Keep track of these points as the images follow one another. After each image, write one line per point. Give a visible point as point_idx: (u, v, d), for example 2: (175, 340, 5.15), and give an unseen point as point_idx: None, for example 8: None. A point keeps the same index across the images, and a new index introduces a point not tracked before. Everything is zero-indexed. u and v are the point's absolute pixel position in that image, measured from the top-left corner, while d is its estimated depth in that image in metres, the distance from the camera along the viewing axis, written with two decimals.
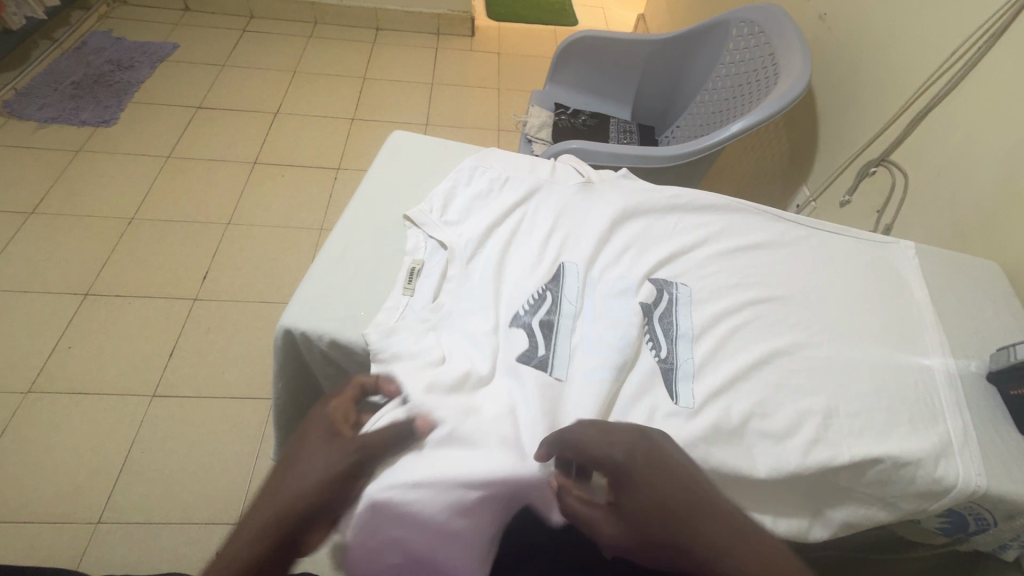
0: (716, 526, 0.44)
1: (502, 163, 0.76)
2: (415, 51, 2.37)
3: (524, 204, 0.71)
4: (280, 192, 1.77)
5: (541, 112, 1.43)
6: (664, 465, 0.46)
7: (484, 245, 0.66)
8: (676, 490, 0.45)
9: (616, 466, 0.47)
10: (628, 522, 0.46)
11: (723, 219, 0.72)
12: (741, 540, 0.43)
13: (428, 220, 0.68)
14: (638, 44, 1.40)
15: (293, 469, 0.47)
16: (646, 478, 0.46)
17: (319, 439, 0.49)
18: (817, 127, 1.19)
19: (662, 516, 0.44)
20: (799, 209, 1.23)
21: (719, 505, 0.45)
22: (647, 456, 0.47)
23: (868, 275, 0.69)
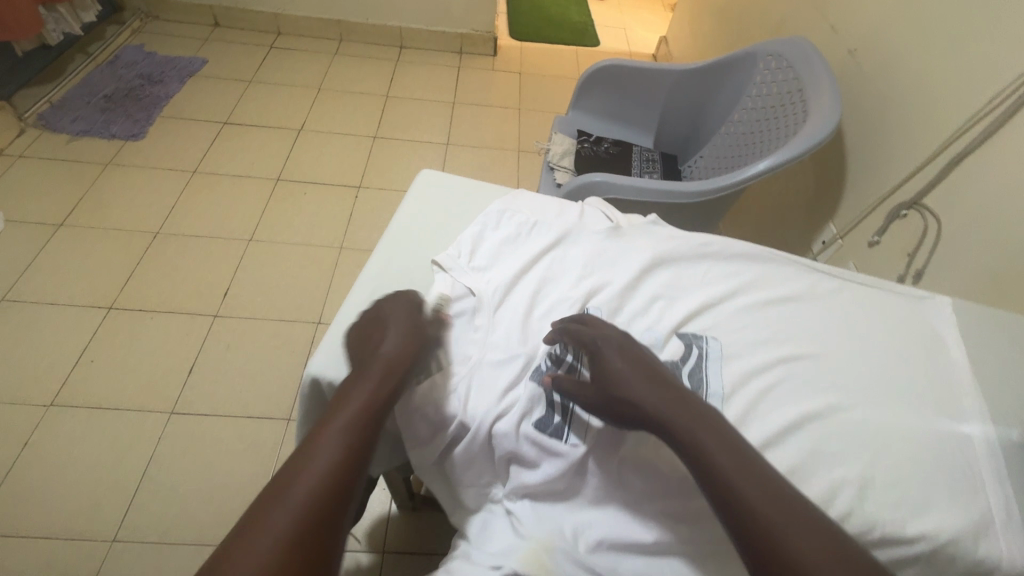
0: (667, 394, 0.52)
1: (530, 206, 0.76)
2: (438, 70, 2.39)
3: (552, 250, 0.70)
4: (302, 209, 1.78)
5: (564, 139, 1.44)
6: (633, 352, 0.56)
7: (512, 293, 0.66)
8: (640, 367, 0.55)
9: (600, 344, 0.57)
10: (601, 385, 0.55)
11: (754, 269, 0.71)
12: (687, 408, 0.51)
13: (456, 265, 0.68)
14: (662, 74, 1.40)
15: (357, 376, 0.54)
16: (614, 355, 0.56)
17: (373, 347, 0.57)
18: (844, 163, 1.18)
19: (627, 383, 0.54)
20: (824, 245, 1.21)
21: (676, 385, 0.54)
22: (622, 346, 0.57)
23: (902, 330, 0.67)
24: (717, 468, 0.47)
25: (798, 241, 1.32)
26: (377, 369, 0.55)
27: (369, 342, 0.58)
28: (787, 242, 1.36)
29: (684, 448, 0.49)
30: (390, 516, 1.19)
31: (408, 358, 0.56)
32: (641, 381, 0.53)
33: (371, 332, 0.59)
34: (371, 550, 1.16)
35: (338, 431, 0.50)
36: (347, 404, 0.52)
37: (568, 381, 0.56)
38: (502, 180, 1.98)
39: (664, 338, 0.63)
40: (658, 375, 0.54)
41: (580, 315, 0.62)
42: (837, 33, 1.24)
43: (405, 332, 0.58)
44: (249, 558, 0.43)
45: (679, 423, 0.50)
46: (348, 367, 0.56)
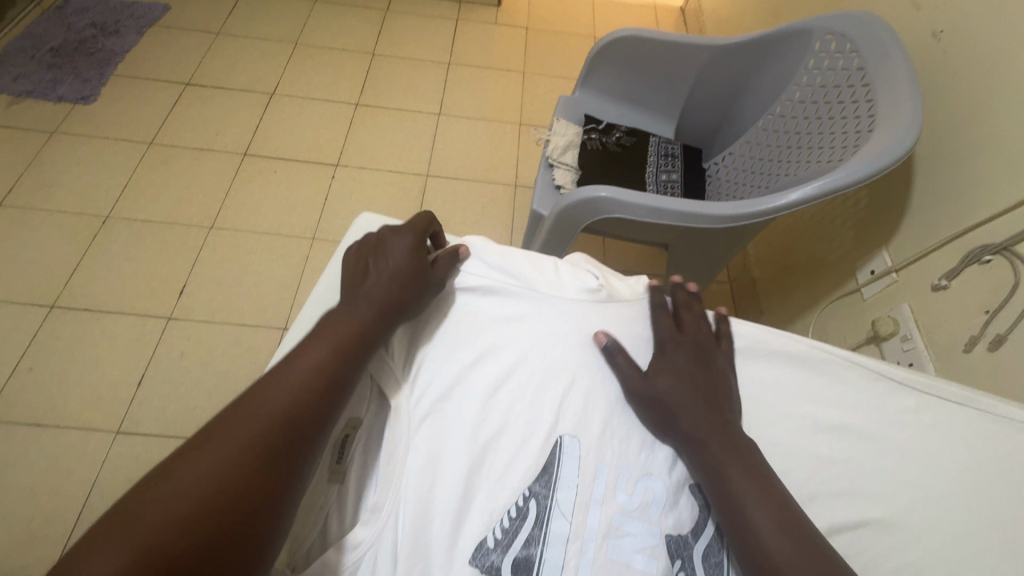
0: (719, 415, 0.49)
1: (490, 268, 0.58)
2: (433, 23, 2.10)
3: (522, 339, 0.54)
4: (271, 191, 1.58)
5: (567, 128, 1.20)
6: (708, 364, 0.52)
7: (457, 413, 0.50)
8: (699, 377, 0.51)
9: (673, 344, 0.54)
10: (658, 381, 0.51)
11: (798, 379, 0.52)
12: (726, 431, 0.48)
13: (389, 372, 0.51)
14: (690, 51, 1.15)
15: (352, 296, 0.51)
16: (688, 366, 0.52)
17: (377, 269, 0.54)
18: (910, 180, 0.95)
19: (681, 392, 0.50)
20: (873, 277, 1.00)
21: (731, 403, 0.50)
22: (696, 352, 0.53)
23: (999, 478, 0.49)
24: (742, 503, 0.44)
25: (838, 264, 1.11)
26: (380, 291, 0.52)
27: (372, 263, 0.54)
28: (824, 260, 1.16)
29: (712, 475, 0.46)
30: None
31: (413, 283, 0.53)
32: (708, 401, 0.50)
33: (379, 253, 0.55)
34: None
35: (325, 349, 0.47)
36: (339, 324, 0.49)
37: (627, 360, 0.52)
38: (500, 159, 1.75)
39: (668, 493, 0.48)
40: (715, 390, 0.51)
41: (682, 302, 0.58)
42: (918, 9, 0.98)
43: (418, 253, 0.56)
44: (232, 440, 0.40)
45: (716, 445, 0.47)
46: (351, 284, 0.53)
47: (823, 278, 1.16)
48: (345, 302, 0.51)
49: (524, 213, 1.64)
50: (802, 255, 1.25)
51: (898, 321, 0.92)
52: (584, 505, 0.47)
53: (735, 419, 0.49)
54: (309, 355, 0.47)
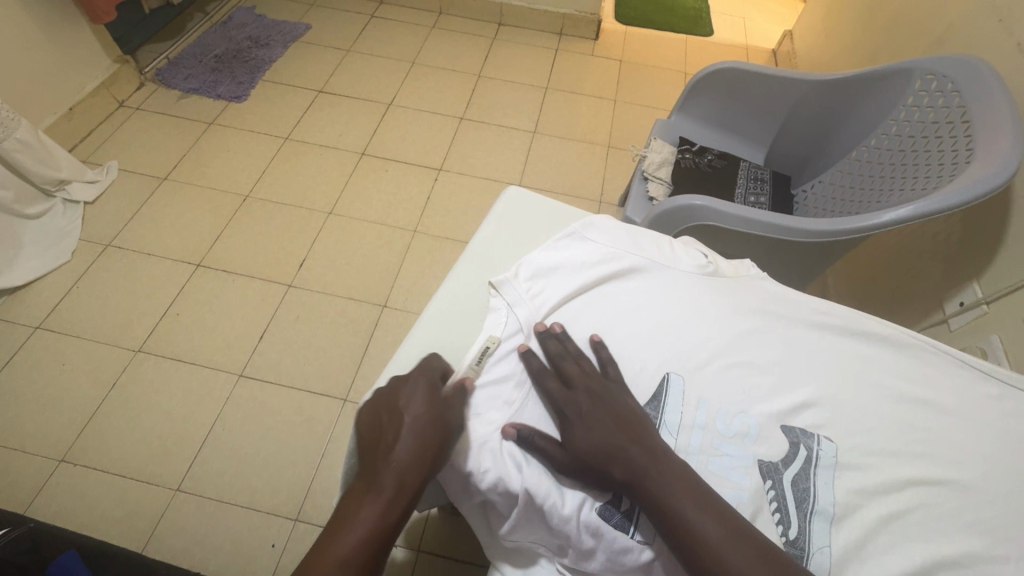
0: (636, 453, 0.51)
1: (611, 240, 0.67)
2: (534, 52, 2.30)
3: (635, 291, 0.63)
4: (382, 187, 1.78)
5: (663, 147, 1.31)
6: (606, 409, 0.54)
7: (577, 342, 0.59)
8: (610, 423, 0.53)
9: (567, 401, 0.55)
10: (570, 447, 0.52)
11: (887, 357, 0.59)
12: (654, 469, 0.50)
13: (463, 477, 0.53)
14: (789, 84, 1.23)
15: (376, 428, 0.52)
16: (586, 422, 0.53)
17: (393, 432, 0.51)
18: (1004, 217, 0.98)
19: (595, 446, 0.52)
20: (962, 307, 1.02)
21: (646, 437, 0.52)
22: (591, 404, 0.54)
23: None
24: (700, 534, 0.46)
25: (927, 295, 1.12)
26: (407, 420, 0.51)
27: (392, 421, 0.51)
28: (912, 292, 1.17)
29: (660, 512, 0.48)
30: (431, 516, 1.14)
31: (438, 436, 0.51)
32: (626, 445, 0.51)
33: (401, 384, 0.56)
34: (407, 545, 1.13)
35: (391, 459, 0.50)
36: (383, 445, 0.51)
37: (542, 438, 0.53)
38: (586, 176, 1.88)
39: (763, 428, 0.54)
40: (632, 426, 0.53)
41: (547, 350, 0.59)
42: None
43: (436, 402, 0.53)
44: None
45: (650, 486, 0.49)
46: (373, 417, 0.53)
47: (907, 309, 1.18)
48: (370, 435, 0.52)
49: None
50: (890, 289, 1.25)
51: (987, 350, 0.94)
52: (688, 427, 0.54)
53: (659, 456, 0.51)
54: (381, 494, 0.48)
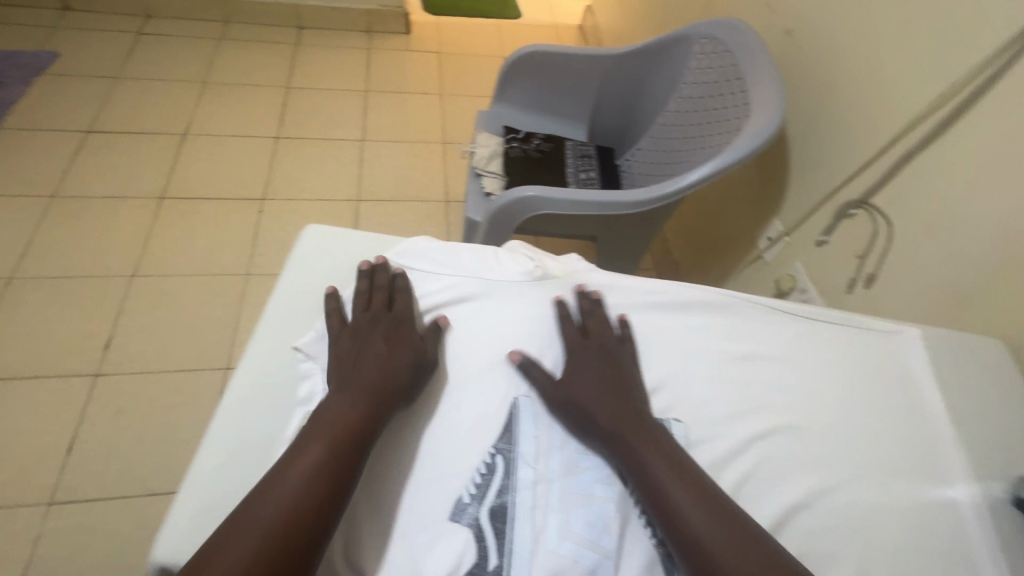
0: (627, 409, 0.51)
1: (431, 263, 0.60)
2: (346, 54, 2.14)
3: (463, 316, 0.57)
4: (195, 231, 1.54)
5: (489, 139, 1.29)
6: (611, 364, 0.54)
7: (413, 390, 0.51)
8: (607, 382, 0.53)
9: (579, 346, 0.55)
10: (567, 390, 0.52)
11: (713, 321, 0.61)
12: (641, 423, 0.50)
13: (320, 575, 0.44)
14: (590, 60, 1.27)
15: (355, 375, 0.50)
16: (582, 377, 0.53)
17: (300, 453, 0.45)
18: (786, 156, 1.11)
19: (592, 396, 0.52)
20: (771, 242, 1.15)
21: (630, 397, 0.52)
22: (603, 355, 0.55)
23: (876, 375, 0.60)
24: (659, 484, 0.46)
25: (745, 235, 1.25)
26: (390, 362, 0.51)
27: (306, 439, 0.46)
28: (732, 235, 1.30)
29: (628, 461, 0.48)
30: None
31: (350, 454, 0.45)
32: (613, 399, 0.52)
33: (355, 305, 0.56)
34: None
35: (319, 457, 0.44)
36: (345, 416, 0.47)
37: (540, 373, 0.53)
38: (428, 177, 1.80)
39: None
40: (619, 384, 0.53)
41: (407, 288, 0.57)
42: (771, 11, 1.15)
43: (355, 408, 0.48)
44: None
45: (630, 439, 0.49)
46: (340, 351, 0.52)
47: (730, 251, 1.30)
48: (340, 380, 0.50)
49: (458, 226, 1.70)
50: (716, 234, 1.36)
51: (795, 276, 1.07)
52: (546, 452, 0.50)
53: (643, 412, 0.51)
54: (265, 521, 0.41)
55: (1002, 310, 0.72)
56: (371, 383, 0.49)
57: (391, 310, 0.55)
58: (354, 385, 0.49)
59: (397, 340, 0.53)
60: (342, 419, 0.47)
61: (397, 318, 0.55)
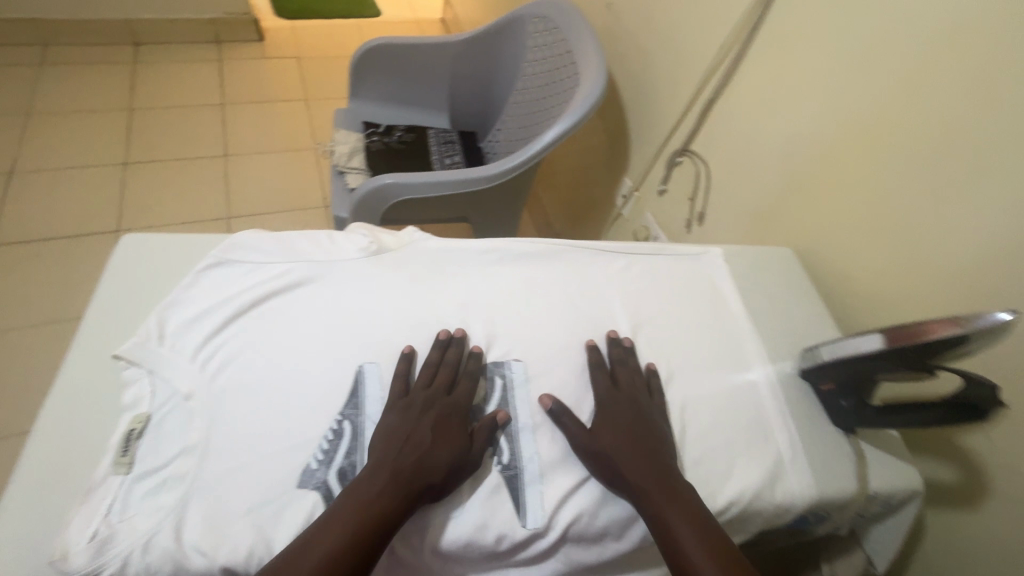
0: (654, 461, 0.51)
1: (260, 252, 0.60)
2: (194, 68, 2.01)
3: (297, 296, 0.58)
4: (39, 276, 1.39)
5: (348, 137, 1.29)
6: (639, 416, 0.55)
7: (248, 376, 0.51)
8: (636, 435, 0.53)
9: (612, 398, 0.56)
10: (596, 442, 0.52)
11: (542, 269, 0.67)
12: (665, 476, 0.50)
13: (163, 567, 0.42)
14: (436, 48, 1.30)
15: (406, 419, 0.50)
16: (607, 428, 0.53)
17: (341, 514, 0.43)
18: (624, 118, 1.21)
19: (622, 446, 0.52)
20: (625, 198, 1.25)
21: (661, 449, 0.53)
22: (630, 410, 0.55)
23: (687, 292, 0.69)
24: (676, 537, 0.47)
25: (605, 197, 1.35)
26: (434, 452, 0.48)
27: (347, 501, 0.44)
28: (596, 199, 1.40)
29: (651, 513, 0.48)
30: None
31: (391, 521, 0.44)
32: (641, 451, 0.52)
33: (418, 378, 0.54)
34: None
35: (357, 530, 0.42)
36: (368, 494, 0.44)
37: (571, 419, 0.53)
38: (303, 185, 1.75)
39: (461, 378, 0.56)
40: (648, 440, 0.53)
41: (475, 372, 0.55)
42: None
43: (400, 477, 0.46)
44: None
45: (656, 492, 0.49)
46: (387, 424, 0.50)
47: (597, 214, 1.40)
48: (388, 432, 0.49)
49: None
50: (584, 200, 1.46)
51: (648, 226, 1.18)
52: None
53: (667, 464, 0.52)
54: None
55: (790, 223, 0.85)
56: (409, 468, 0.47)
57: (450, 395, 0.53)
58: (391, 463, 0.47)
59: (447, 428, 0.50)
60: (362, 497, 0.44)
61: (456, 405, 0.53)
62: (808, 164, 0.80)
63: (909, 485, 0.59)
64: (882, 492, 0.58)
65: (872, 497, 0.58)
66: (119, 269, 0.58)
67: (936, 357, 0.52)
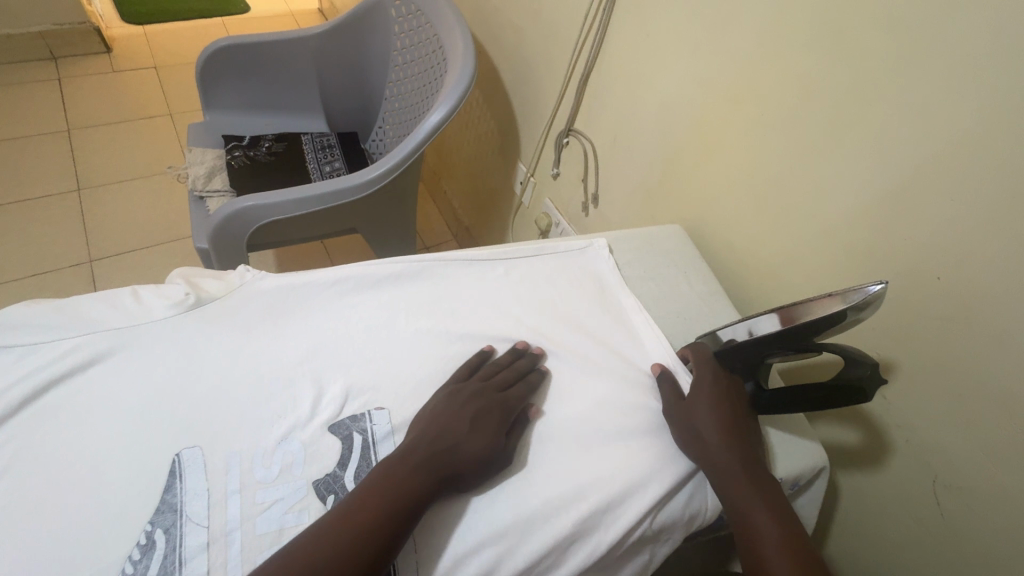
0: (746, 443, 0.50)
1: (31, 332, 0.48)
2: (27, 91, 1.74)
3: (86, 382, 0.47)
4: None
5: (204, 156, 1.13)
6: (736, 401, 0.53)
7: (17, 499, 0.41)
8: (736, 415, 0.52)
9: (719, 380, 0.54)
10: (694, 423, 0.51)
11: (408, 293, 0.59)
12: (754, 462, 0.49)
13: None
14: (293, 44, 1.16)
15: (456, 409, 0.49)
16: (707, 409, 0.51)
17: (414, 460, 0.45)
18: (509, 101, 1.13)
19: (724, 431, 0.50)
20: (522, 186, 1.18)
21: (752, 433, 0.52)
22: (730, 393, 0.53)
23: (574, 294, 0.64)
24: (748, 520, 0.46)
25: (505, 186, 1.27)
26: (467, 443, 0.47)
27: (422, 448, 0.46)
28: (497, 189, 1.32)
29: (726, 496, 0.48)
30: None
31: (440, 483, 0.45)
32: (738, 432, 0.51)
33: (480, 370, 0.53)
34: None
35: (417, 491, 0.43)
36: (395, 478, 0.44)
37: (669, 389, 0.55)
38: (178, 211, 1.57)
39: (309, 445, 0.47)
40: (744, 426, 0.52)
41: (537, 382, 0.54)
42: None
43: (463, 450, 0.47)
44: None
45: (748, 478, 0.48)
46: (433, 407, 0.50)
47: (500, 205, 1.33)
48: (453, 410, 0.49)
49: None
50: (486, 191, 1.38)
51: (547, 213, 1.12)
52: (221, 502, 0.43)
53: (755, 450, 0.51)
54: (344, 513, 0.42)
55: (677, 198, 0.81)
56: (441, 452, 0.46)
57: (503, 392, 0.51)
58: (425, 448, 0.46)
59: (487, 423, 0.49)
60: (394, 478, 0.44)
61: (507, 403, 0.51)
62: (685, 134, 0.75)
63: (815, 463, 0.56)
64: (787, 478, 0.55)
65: (778, 484, 0.55)
66: None
67: (821, 334, 0.48)
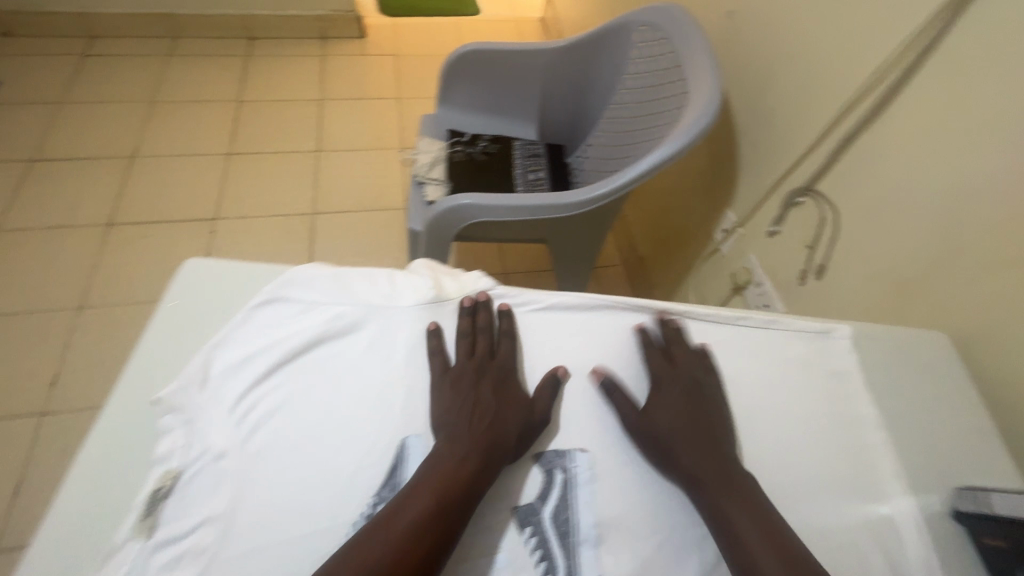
0: (701, 455, 0.50)
1: (315, 291, 0.56)
2: (298, 63, 2.08)
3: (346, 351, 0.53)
4: (141, 257, 1.52)
5: (430, 146, 1.25)
6: (697, 398, 0.54)
7: (285, 437, 0.48)
8: (685, 415, 0.53)
9: (669, 378, 0.55)
10: (645, 419, 0.53)
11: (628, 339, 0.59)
12: (723, 469, 0.49)
13: None
14: (530, 56, 1.22)
15: (473, 382, 0.52)
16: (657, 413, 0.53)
17: (465, 428, 0.49)
18: (734, 144, 1.06)
19: (671, 431, 0.52)
20: (726, 234, 1.10)
21: (712, 440, 0.52)
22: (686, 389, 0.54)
23: (803, 383, 0.57)
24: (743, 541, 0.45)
25: (702, 228, 1.20)
26: (501, 417, 0.50)
27: (466, 418, 0.49)
28: (690, 229, 1.25)
29: (713, 511, 0.47)
30: None
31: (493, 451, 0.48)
32: (691, 440, 0.51)
33: (460, 347, 0.54)
34: None
35: (468, 454, 0.47)
36: (454, 452, 0.47)
37: (623, 397, 0.54)
38: (386, 185, 1.75)
39: None
40: (706, 427, 0.52)
41: (509, 330, 0.56)
42: None
43: (499, 415, 0.50)
44: None
45: (716, 490, 0.48)
46: (444, 399, 0.51)
47: (689, 245, 1.26)
48: (473, 378, 0.52)
49: None
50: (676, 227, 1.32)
51: (750, 269, 1.03)
52: None
53: (722, 460, 0.50)
54: (428, 483, 0.45)
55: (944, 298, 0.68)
56: (481, 436, 0.48)
57: (495, 359, 0.55)
58: (463, 428, 0.49)
59: (506, 395, 0.52)
60: (448, 456, 0.47)
61: (501, 373, 0.54)
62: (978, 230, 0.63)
63: None
64: None
65: None
66: (181, 305, 0.55)
67: None
